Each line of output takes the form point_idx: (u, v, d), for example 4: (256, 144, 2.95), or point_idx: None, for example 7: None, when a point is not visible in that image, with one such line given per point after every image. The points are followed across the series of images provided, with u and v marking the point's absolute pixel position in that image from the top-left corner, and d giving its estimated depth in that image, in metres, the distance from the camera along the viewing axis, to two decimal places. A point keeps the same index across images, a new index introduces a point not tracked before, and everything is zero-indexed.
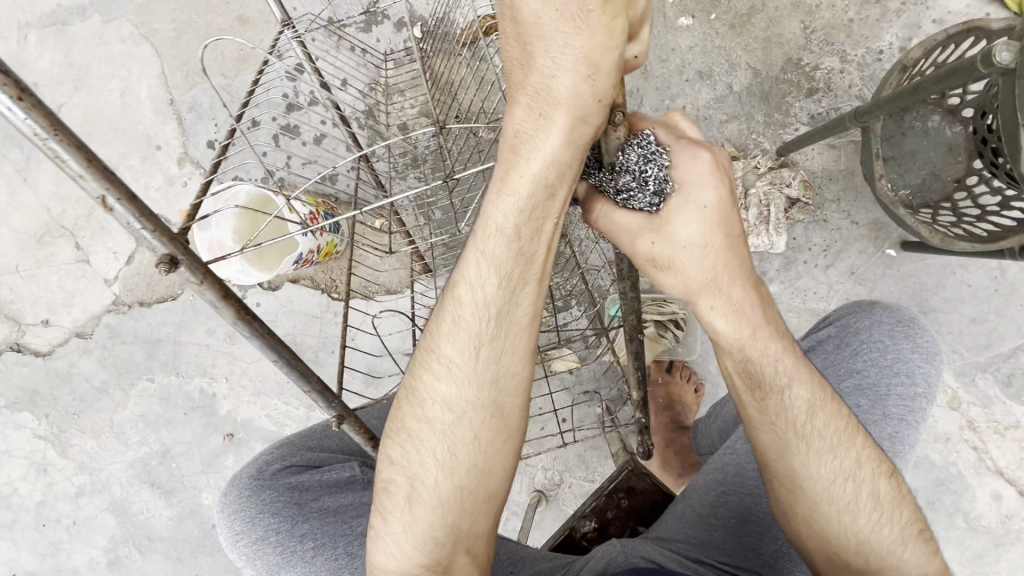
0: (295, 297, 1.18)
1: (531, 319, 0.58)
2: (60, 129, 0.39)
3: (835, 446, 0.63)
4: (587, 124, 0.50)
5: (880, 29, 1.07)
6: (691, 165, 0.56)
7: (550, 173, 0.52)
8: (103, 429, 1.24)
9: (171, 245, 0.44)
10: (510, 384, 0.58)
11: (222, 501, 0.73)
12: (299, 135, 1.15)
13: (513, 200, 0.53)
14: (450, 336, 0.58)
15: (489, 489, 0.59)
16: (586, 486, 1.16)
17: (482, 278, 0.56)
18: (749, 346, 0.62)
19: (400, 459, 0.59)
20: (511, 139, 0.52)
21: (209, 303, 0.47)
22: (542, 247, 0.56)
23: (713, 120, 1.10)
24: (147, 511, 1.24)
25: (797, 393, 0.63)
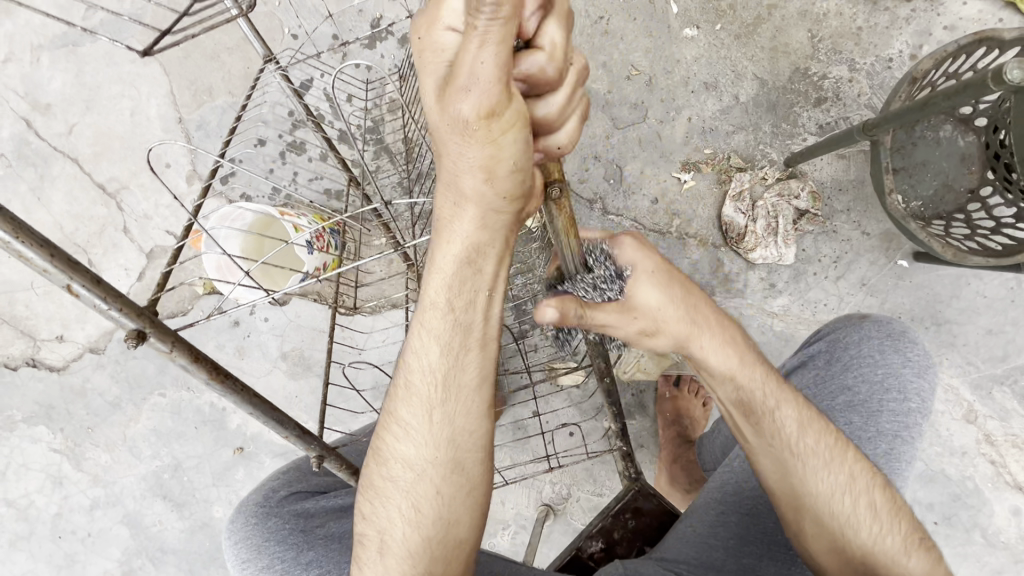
0: (303, 312, 1.19)
1: (480, 382, 0.57)
2: (20, 229, 0.41)
3: (828, 462, 0.62)
4: (498, 211, 0.49)
5: (889, 37, 1.05)
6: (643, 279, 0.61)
7: (468, 250, 0.52)
8: (116, 443, 1.26)
9: (137, 319, 0.47)
10: (466, 443, 0.57)
11: (229, 528, 0.74)
12: (306, 151, 1.15)
13: (439, 277, 0.54)
14: (404, 402, 0.58)
15: (459, 536, 0.58)
16: (594, 500, 1.16)
17: (425, 352, 0.57)
18: (738, 377, 0.63)
19: (370, 514, 0.59)
20: (435, 224, 0.53)
21: (182, 366, 0.49)
22: (479, 314, 0.55)
23: (719, 131, 1.09)
24: (160, 524, 1.26)
25: (786, 414, 0.63)
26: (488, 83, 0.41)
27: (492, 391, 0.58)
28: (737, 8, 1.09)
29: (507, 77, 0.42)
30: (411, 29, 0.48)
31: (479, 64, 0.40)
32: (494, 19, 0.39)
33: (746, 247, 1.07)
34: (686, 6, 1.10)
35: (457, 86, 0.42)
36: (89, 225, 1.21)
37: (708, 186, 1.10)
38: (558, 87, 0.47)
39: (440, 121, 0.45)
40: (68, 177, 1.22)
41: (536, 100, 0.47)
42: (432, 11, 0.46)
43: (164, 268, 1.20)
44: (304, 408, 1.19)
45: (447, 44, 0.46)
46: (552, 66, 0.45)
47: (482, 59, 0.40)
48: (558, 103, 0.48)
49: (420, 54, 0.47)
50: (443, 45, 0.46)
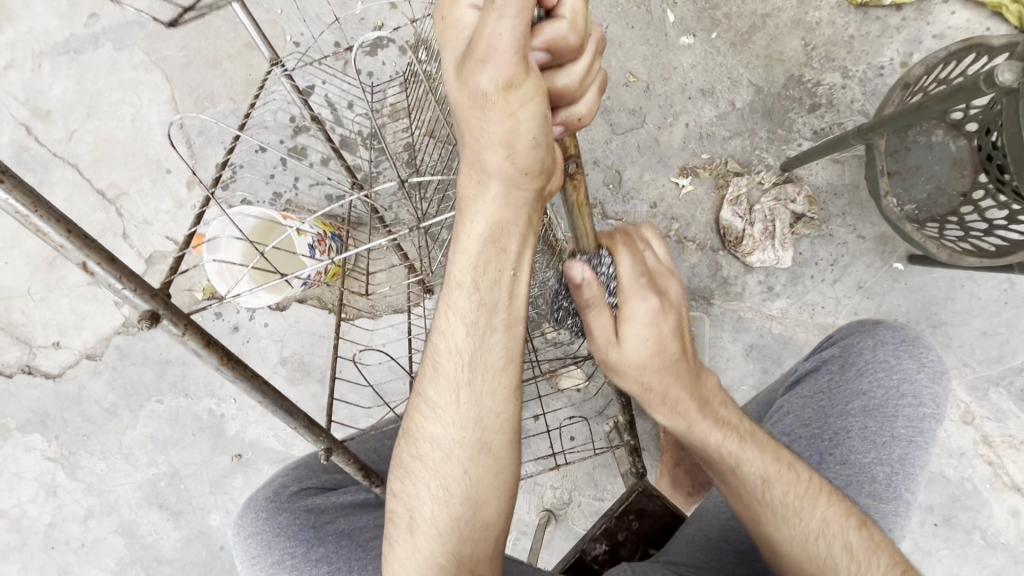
0: (303, 317, 1.19)
1: (507, 360, 0.58)
2: (39, 203, 0.41)
3: (800, 510, 0.62)
4: (519, 186, 0.51)
5: (880, 46, 1.07)
6: (643, 298, 0.60)
7: (493, 227, 0.54)
8: (112, 451, 1.25)
9: (152, 301, 0.46)
10: (495, 423, 0.58)
11: (239, 524, 0.73)
12: (307, 157, 1.16)
13: (465, 256, 0.55)
14: (432, 382, 0.59)
15: (487, 514, 0.59)
16: (596, 505, 1.15)
17: (452, 332, 0.58)
18: (688, 437, 0.65)
19: (399, 492, 0.60)
20: (460, 202, 0.55)
21: (193, 350, 0.49)
22: (506, 292, 0.56)
23: (716, 136, 1.11)
24: (156, 533, 1.24)
25: (750, 467, 0.63)
26: (506, 53, 0.44)
27: (518, 370, 0.59)
28: (732, 17, 1.11)
29: (524, 49, 0.44)
30: (433, 11, 0.51)
31: (498, 36, 0.44)
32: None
33: (744, 250, 1.09)
34: (683, 15, 1.12)
35: (477, 56, 0.45)
36: (88, 231, 1.21)
37: (705, 191, 1.11)
38: (577, 58, 0.49)
39: (461, 93, 0.48)
40: (67, 183, 1.22)
41: (557, 73, 0.50)
42: None
43: (163, 274, 1.20)
44: (303, 413, 1.19)
45: (467, 22, 0.49)
46: (573, 33, 0.47)
47: (500, 31, 0.44)
48: (577, 73, 0.50)
49: (443, 33, 0.50)
50: (462, 24, 0.49)
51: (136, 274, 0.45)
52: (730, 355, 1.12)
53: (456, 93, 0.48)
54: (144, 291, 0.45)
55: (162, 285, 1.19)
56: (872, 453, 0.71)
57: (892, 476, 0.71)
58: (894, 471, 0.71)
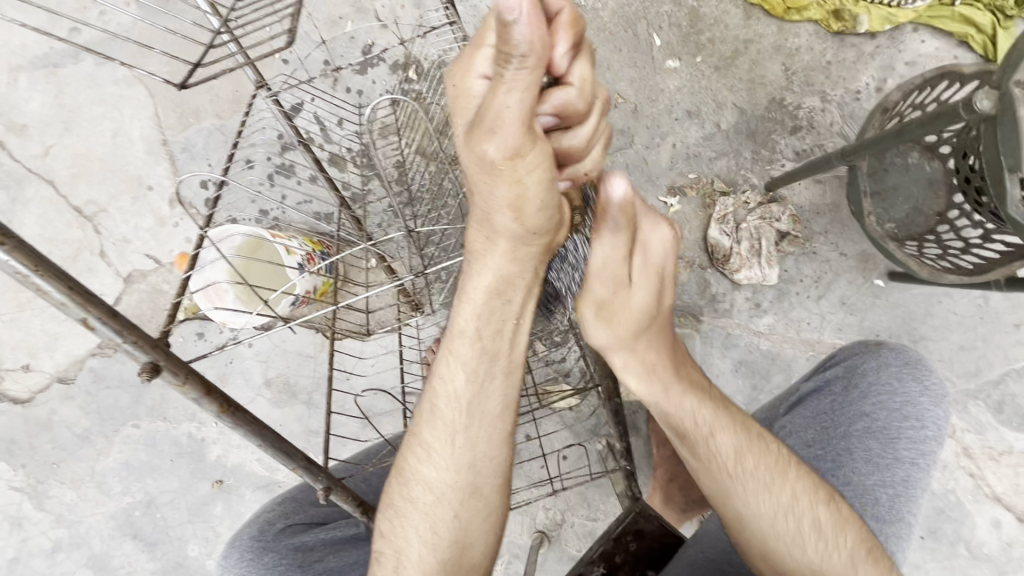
0: (288, 336, 1.16)
1: (504, 408, 0.58)
2: (43, 264, 0.40)
3: (770, 483, 0.65)
4: (527, 243, 0.51)
5: (857, 71, 1.12)
6: (657, 226, 0.60)
7: (501, 280, 0.53)
8: (84, 479, 1.19)
9: (152, 351, 0.45)
10: (488, 469, 0.58)
11: (223, 565, 0.71)
12: (295, 175, 1.15)
13: (471, 305, 0.55)
14: (430, 427, 0.58)
15: (473, 558, 0.58)
16: (589, 525, 1.14)
17: (451, 377, 0.57)
18: (668, 410, 0.66)
19: (388, 532, 0.59)
20: (467, 253, 0.55)
21: (193, 400, 0.48)
22: (506, 342, 0.57)
23: (702, 156, 1.14)
24: (129, 566, 1.18)
25: (720, 439, 0.66)
26: (514, 125, 0.42)
27: (514, 418, 0.59)
28: (715, 42, 1.14)
29: (531, 119, 0.43)
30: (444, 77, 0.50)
31: (506, 107, 0.42)
32: (521, 70, 0.40)
33: (732, 268, 1.10)
34: (668, 39, 1.15)
35: (484, 125, 0.43)
36: (64, 250, 1.17)
37: (692, 210, 1.13)
38: (585, 121, 0.51)
39: (469, 158, 0.46)
40: (41, 200, 1.18)
41: (564, 134, 0.52)
42: (467, 58, 0.48)
43: (142, 293, 1.16)
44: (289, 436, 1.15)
45: (477, 92, 0.48)
46: (580, 100, 0.49)
47: (507, 103, 0.42)
48: (583, 135, 0.52)
49: (453, 100, 0.49)
50: (473, 92, 0.48)
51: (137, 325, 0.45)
52: (719, 371, 1.13)
53: (465, 157, 0.46)
54: (144, 342, 0.45)
55: (141, 305, 1.16)
56: (876, 475, 0.72)
57: (895, 498, 0.71)
58: (897, 493, 0.71)
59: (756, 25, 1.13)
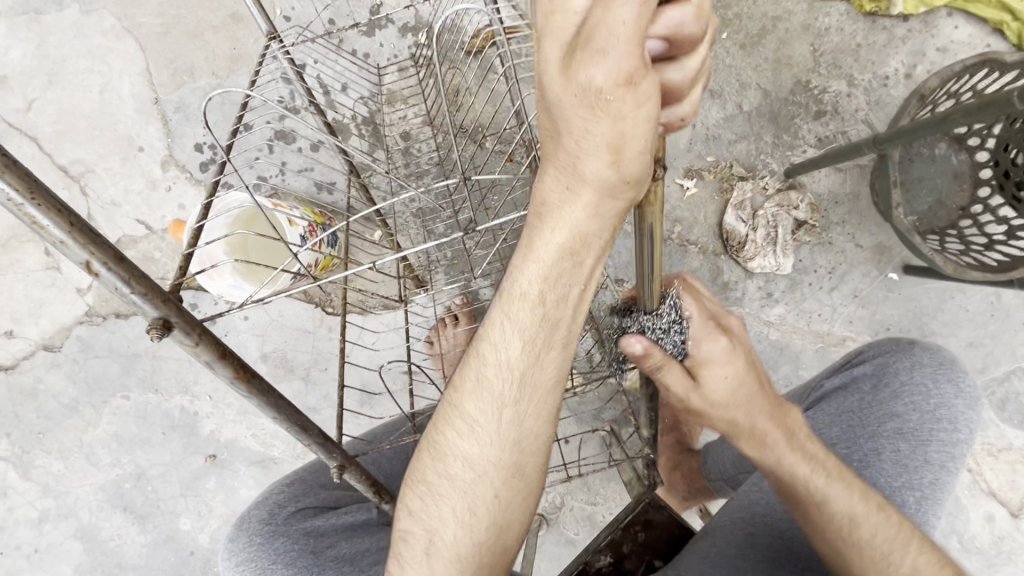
0: (286, 311, 1.12)
1: (556, 382, 0.55)
2: (40, 195, 0.35)
3: (890, 551, 0.59)
4: (613, 197, 0.46)
5: (886, 56, 1.07)
6: (715, 339, 0.64)
7: (575, 238, 0.49)
8: (71, 450, 1.15)
9: (162, 306, 0.40)
10: (533, 446, 0.55)
11: (229, 548, 0.68)
12: (296, 141, 1.09)
13: (536, 265, 0.51)
14: (474, 396, 0.55)
15: (508, 540, 0.56)
16: (588, 510, 1.14)
17: (506, 344, 0.54)
18: (780, 473, 0.62)
19: (418, 511, 0.56)
20: (539, 205, 0.49)
21: (205, 363, 0.43)
22: (568, 311, 0.53)
23: (722, 139, 1.10)
24: (119, 537, 1.16)
25: (837, 504, 0.60)
26: (627, 43, 0.38)
27: (563, 394, 0.56)
28: (743, 17, 1.09)
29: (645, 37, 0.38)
30: None
31: (620, 22, 0.37)
32: None
33: (745, 256, 1.08)
34: None
35: (591, 45, 0.39)
36: None
37: (709, 194, 1.10)
38: (694, 50, 0.44)
39: (567, 84, 0.41)
40: (23, 158, 1.11)
41: (669, 64, 0.44)
42: None
43: (132, 259, 1.11)
44: None
45: None
46: (693, 23, 0.41)
47: (621, 17, 0.37)
48: (691, 68, 0.45)
49: (541, 6, 0.41)
50: (574, 5, 0.39)
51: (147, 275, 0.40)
52: None
53: (559, 88, 0.41)
54: (156, 294, 0.40)
55: None
56: (903, 477, 0.70)
57: (922, 501, 0.70)
58: (924, 496, 0.70)
59: (786, 2, 1.08)
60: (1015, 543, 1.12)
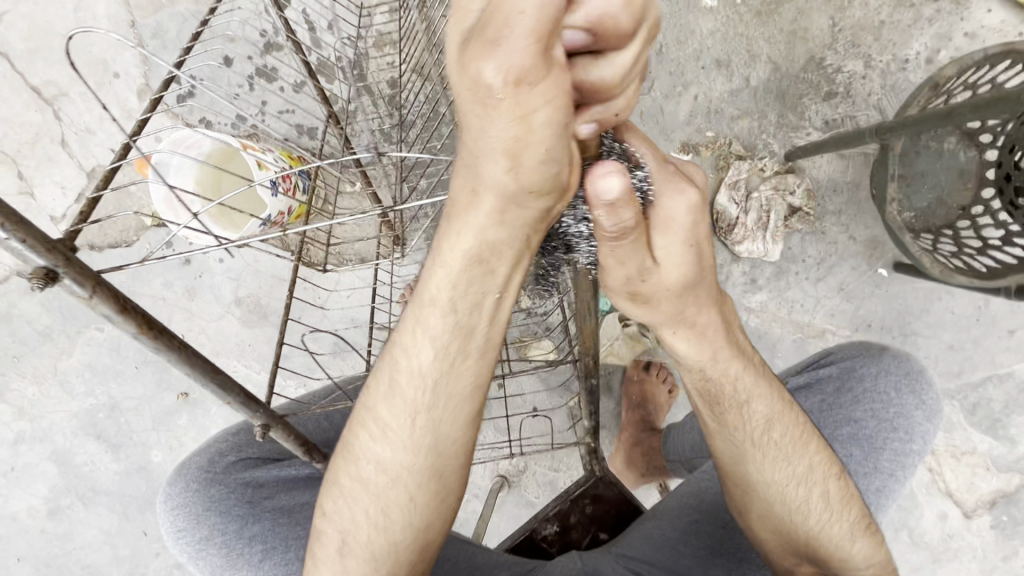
0: (262, 257, 1.10)
1: (475, 391, 0.52)
2: None
3: (790, 451, 0.63)
4: (519, 200, 0.44)
5: (910, 37, 1.00)
6: (678, 192, 0.49)
7: (482, 244, 0.46)
8: (45, 376, 1.17)
9: (48, 255, 0.37)
10: (450, 450, 0.53)
11: (166, 491, 0.69)
12: (277, 80, 1.04)
13: (444, 271, 0.48)
14: (386, 403, 0.53)
15: (428, 538, 0.56)
16: (550, 475, 1.16)
17: (416, 352, 0.51)
18: (706, 367, 0.59)
19: (333, 512, 0.57)
20: (449, 205, 0.47)
21: (105, 317, 0.40)
22: (482, 318, 0.50)
23: (724, 114, 1.05)
24: (92, 464, 1.18)
25: (756, 406, 0.62)
26: (522, 35, 0.36)
27: (484, 403, 0.53)
28: None
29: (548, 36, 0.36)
30: None
31: (518, 11, 0.35)
32: None
33: (734, 239, 1.05)
34: None
35: (485, 38, 0.37)
36: (20, 134, 1.07)
37: (704, 170, 1.06)
38: (625, 46, 0.40)
39: (460, 83, 0.39)
40: None
41: (592, 61, 0.41)
42: None
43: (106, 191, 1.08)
44: (256, 358, 1.12)
45: None
46: (625, 15, 0.38)
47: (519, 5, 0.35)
48: (622, 63, 0.41)
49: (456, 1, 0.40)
50: None
51: (26, 221, 0.36)
52: None
53: (454, 76, 0.40)
54: (33, 241, 0.36)
55: (105, 204, 1.08)
56: (849, 482, 0.70)
57: (865, 506, 0.70)
58: (868, 502, 0.70)
59: None
60: (963, 542, 1.14)
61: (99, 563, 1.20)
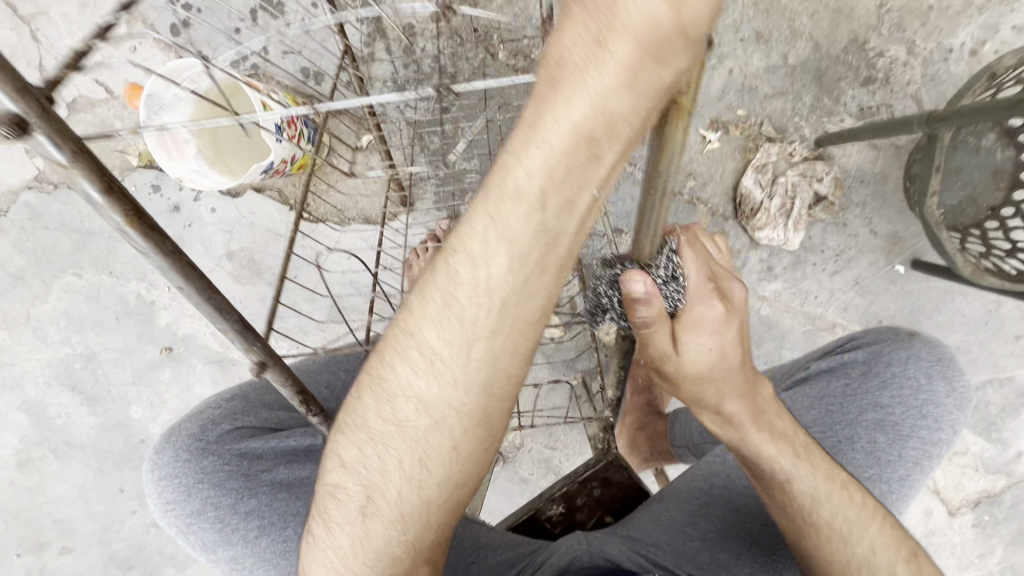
0: (257, 209, 1.03)
1: (542, 315, 0.47)
2: None
3: (848, 533, 0.58)
4: (662, 52, 0.35)
5: (957, 25, 0.96)
6: (710, 304, 0.56)
7: (597, 114, 0.37)
8: (17, 321, 1.09)
9: (22, 95, 0.29)
10: (503, 390, 0.48)
11: (153, 460, 0.65)
12: (284, 16, 0.95)
13: (540, 154, 0.39)
14: (437, 322, 0.47)
15: (459, 497, 0.51)
16: (546, 453, 1.14)
17: (488, 262, 0.44)
18: (742, 448, 0.60)
19: (355, 460, 0.51)
20: (549, 73, 0.38)
21: (86, 195, 0.32)
22: (572, 218, 0.43)
23: (758, 91, 1.00)
24: (66, 416, 1.12)
25: (799, 483, 0.59)
26: None
27: (545, 334, 0.48)
28: None
29: None
30: None
31: None
32: None
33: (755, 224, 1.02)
34: None
35: None
36: None
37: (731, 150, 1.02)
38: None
39: None
40: None
41: None
42: None
43: (89, 126, 1.00)
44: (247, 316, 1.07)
45: None
46: None
47: None
48: None
49: None
50: None
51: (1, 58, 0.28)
52: None
53: None
54: (2, 75, 0.28)
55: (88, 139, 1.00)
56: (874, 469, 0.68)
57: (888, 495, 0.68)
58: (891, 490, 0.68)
59: None
60: (944, 539, 1.16)
61: (72, 519, 1.15)
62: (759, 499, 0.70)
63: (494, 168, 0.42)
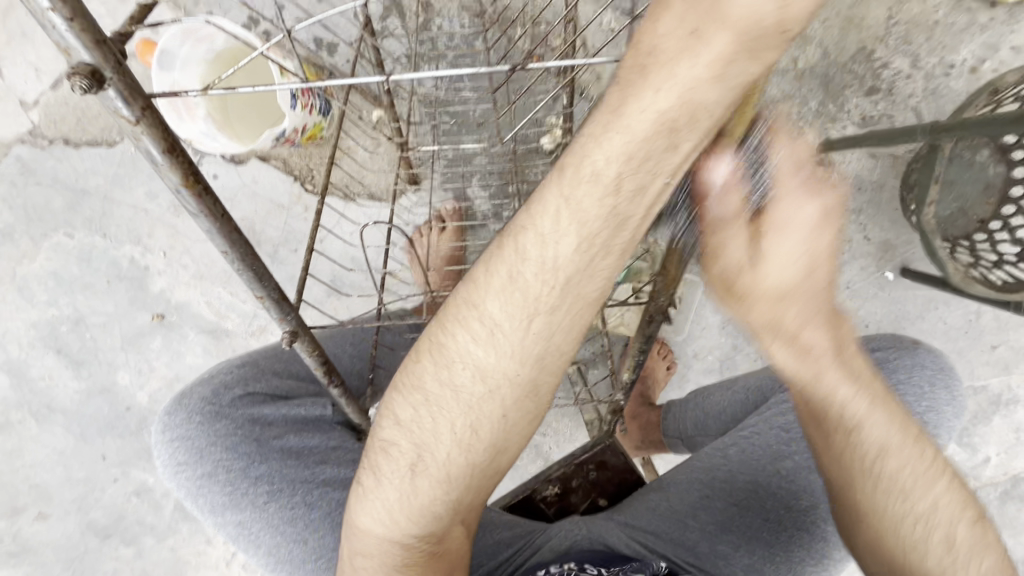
0: (261, 178, 1.02)
1: (600, 295, 0.49)
2: None
3: (912, 485, 0.55)
4: (746, 55, 0.38)
5: (960, 41, 0.99)
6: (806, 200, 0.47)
7: (682, 106, 0.39)
8: (3, 279, 1.07)
9: (98, 51, 0.32)
10: (555, 363, 0.51)
11: (165, 422, 0.65)
12: None
13: (622, 137, 0.41)
14: (501, 295, 0.48)
15: (500, 464, 0.54)
16: (537, 439, 1.15)
17: (557, 240, 0.46)
18: (808, 384, 0.54)
19: (408, 420, 0.54)
20: (637, 64, 0.40)
21: (148, 154, 0.37)
22: (640, 205, 0.44)
23: (767, 93, 1.02)
24: (49, 379, 1.10)
25: (871, 430, 0.55)
26: None
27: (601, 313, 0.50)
28: None
29: None
30: None
31: None
32: None
33: None
34: None
35: None
36: None
37: None
38: None
39: None
40: None
41: None
42: None
43: None
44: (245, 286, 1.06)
45: None
46: None
47: None
48: None
49: None
50: None
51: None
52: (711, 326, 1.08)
53: None
54: (86, 29, 0.32)
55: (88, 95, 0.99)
56: None
57: None
58: None
59: None
60: None
61: (50, 484, 1.12)
62: (762, 494, 0.70)
63: (573, 150, 0.43)
